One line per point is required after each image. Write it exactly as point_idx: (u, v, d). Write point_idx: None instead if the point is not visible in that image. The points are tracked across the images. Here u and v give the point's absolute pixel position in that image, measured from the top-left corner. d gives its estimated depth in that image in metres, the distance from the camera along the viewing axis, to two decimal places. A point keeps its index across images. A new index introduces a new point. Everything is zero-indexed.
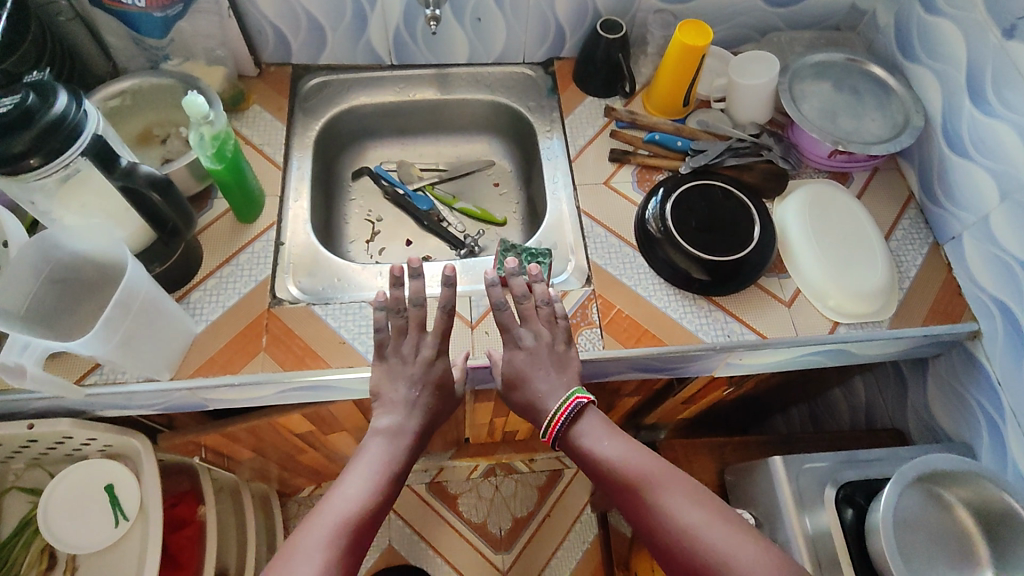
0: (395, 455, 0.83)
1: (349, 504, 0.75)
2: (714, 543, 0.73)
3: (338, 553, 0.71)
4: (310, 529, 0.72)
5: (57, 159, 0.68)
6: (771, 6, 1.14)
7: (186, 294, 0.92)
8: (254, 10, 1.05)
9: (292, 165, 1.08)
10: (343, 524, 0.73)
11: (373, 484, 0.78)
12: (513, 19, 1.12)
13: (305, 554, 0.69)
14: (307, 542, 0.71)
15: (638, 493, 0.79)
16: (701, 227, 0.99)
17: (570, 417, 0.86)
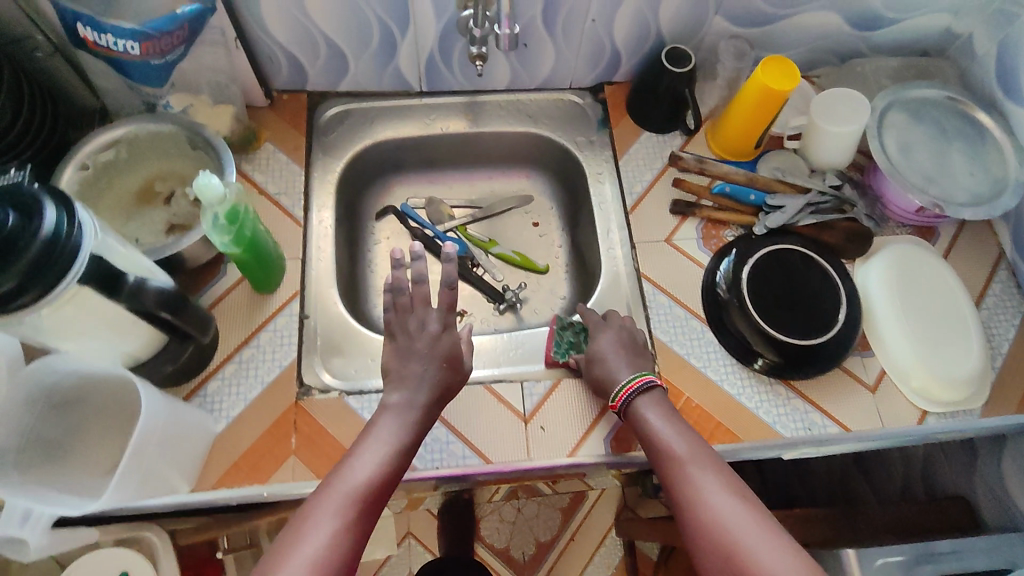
0: (407, 441, 0.72)
1: (356, 486, 0.64)
2: (763, 536, 0.62)
3: (339, 550, 0.59)
4: (315, 511, 0.62)
5: (53, 292, 0.56)
6: (859, 30, 0.99)
7: (192, 396, 0.81)
8: (264, 35, 0.89)
9: (312, 218, 0.95)
10: (349, 510, 0.62)
11: (384, 466, 0.67)
12: (564, 44, 0.96)
13: (304, 550, 0.58)
14: (309, 529, 0.60)
15: (690, 472, 0.69)
16: (781, 301, 0.88)
17: (636, 397, 0.78)
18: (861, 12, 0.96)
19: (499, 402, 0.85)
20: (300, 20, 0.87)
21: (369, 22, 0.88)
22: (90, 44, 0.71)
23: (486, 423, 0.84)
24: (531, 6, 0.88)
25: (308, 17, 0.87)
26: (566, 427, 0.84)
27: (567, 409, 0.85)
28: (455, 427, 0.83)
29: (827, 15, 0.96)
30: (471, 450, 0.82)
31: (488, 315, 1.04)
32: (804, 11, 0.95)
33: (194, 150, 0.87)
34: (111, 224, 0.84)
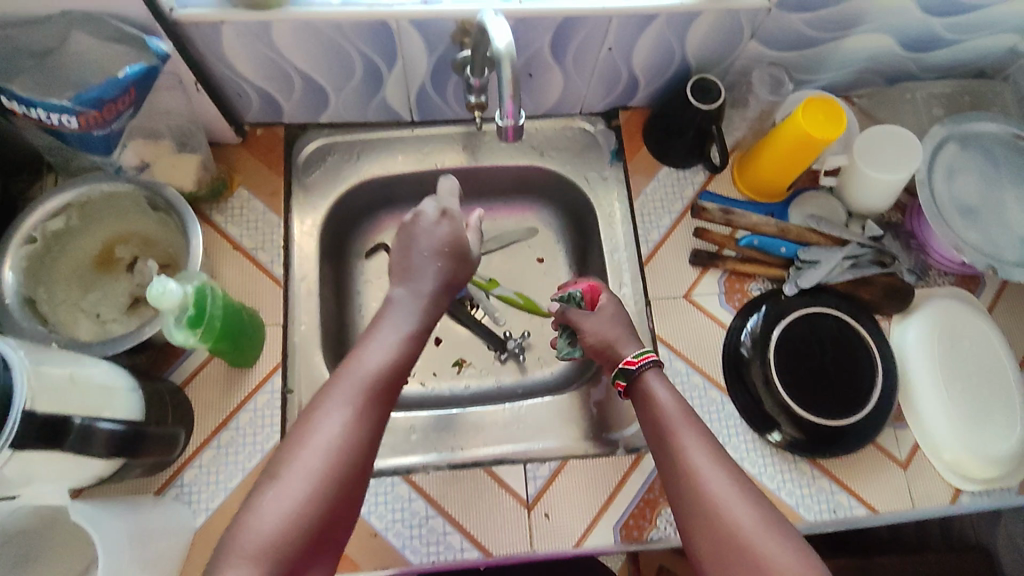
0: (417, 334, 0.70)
1: (367, 376, 0.63)
2: (741, 498, 0.63)
3: (352, 442, 0.59)
4: (329, 396, 0.61)
5: None
6: (912, 52, 0.87)
7: (167, 488, 0.75)
8: (229, 73, 0.77)
9: (294, 274, 0.85)
10: (361, 399, 0.62)
11: (394, 359, 0.66)
12: (574, 72, 0.84)
13: (319, 442, 0.58)
14: (322, 419, 0.59)
15: (682, 431, 0.69)
16: (813, 372, 0.81)
17: (649, 370, 0.75)
18: (916, 34, 0.83)
19: (499, 486, 0.79)
20: (270, 57, 0.75)
21: (351, 58, 0.77)
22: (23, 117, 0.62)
23: (487, 510, 0.78)
24: (538, 37, 0.76)
25: (280, 56, 0.75)
26: (573, 514, 0.78)
27: (574, 494, 0.79)
28: (454, 516, 0.77)
29: (877, 38, 0.83)
30: (471, 542, 0.76)
31: (489, 364, 0.97)
32: (852, 34, 0.82)
33: (154, 210, 0.77)
34: (70, 300, 0.75)
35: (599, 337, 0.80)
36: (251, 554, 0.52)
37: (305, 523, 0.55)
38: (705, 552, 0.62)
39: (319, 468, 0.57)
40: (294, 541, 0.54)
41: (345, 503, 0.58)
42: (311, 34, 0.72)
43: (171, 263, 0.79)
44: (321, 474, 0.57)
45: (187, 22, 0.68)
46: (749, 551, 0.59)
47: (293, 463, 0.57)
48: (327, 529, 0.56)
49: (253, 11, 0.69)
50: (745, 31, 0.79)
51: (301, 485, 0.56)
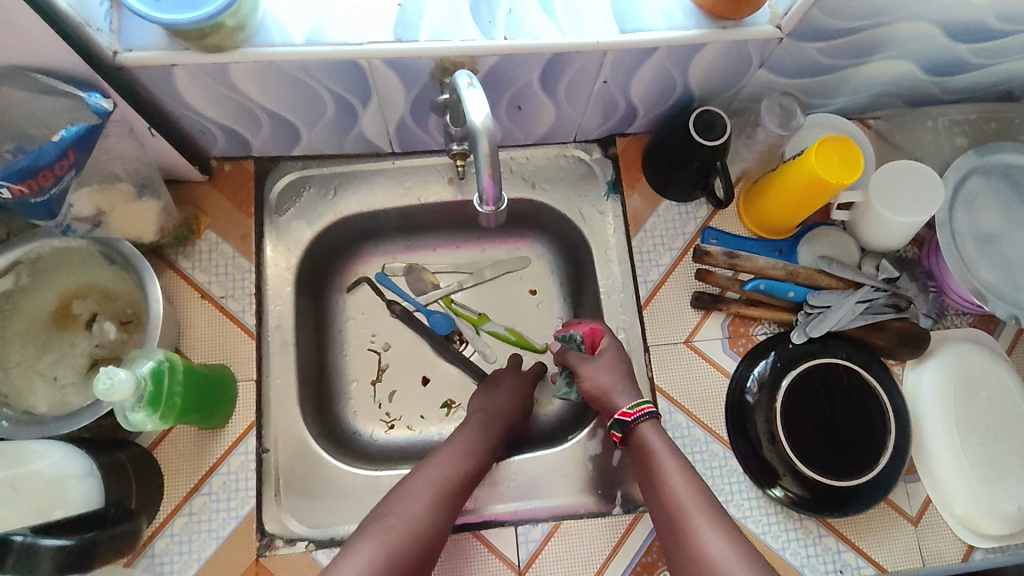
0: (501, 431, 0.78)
1: (455, 467, 0.71)
2: (739, 561, 0.57)
3: (431, 524, 0.65)
4: (406, 490, 0.67)
5: None
6: (934, 76, 0.80)
7: (137, 559, 0.70)
8: (188, 113, 0.71)
9: (268, 322, 0.80)
10: (432, 496, 0.67)
11: (478, 454, 0.74)
12: (566, 104, 0.77)
13: (401, 513, 0.65)
14: (397, 509, 0.65)
15: (679, 486, 0.64)
16: (822, 428, 0.76)
17: (645, 422, 0.69)
18: (941, 59, 0.76)
19: (488, 550, 0.75)
20: (231, 96, 0.68)
21: (319, 94, 0.70)
22: None
23: None
24: (525, 72, 0.69)
25: (241, 94, 0.68)
26: None
27: (568, 558, 0.75)
28: None
29: (898, 63, 0.76)
30: None
31: None
32: (870, 61, 0.75)
33: (112, 262, 0.71)
34: (23, 362, 0.69)
35: (594, 382, 0.74)
36: None
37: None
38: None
39: (399, 534, 0.63)
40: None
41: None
42: (272, 73, 0.65)
43: (133, 320, 0.73)
44: (399, 541, 0.62)
45: (132, 66, 0.61)
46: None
47: (374, 529, 0.63)
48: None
49: (205, 53, 0.61)
50: (753, 60, 0.72)
51: (381, 545, 0.61)
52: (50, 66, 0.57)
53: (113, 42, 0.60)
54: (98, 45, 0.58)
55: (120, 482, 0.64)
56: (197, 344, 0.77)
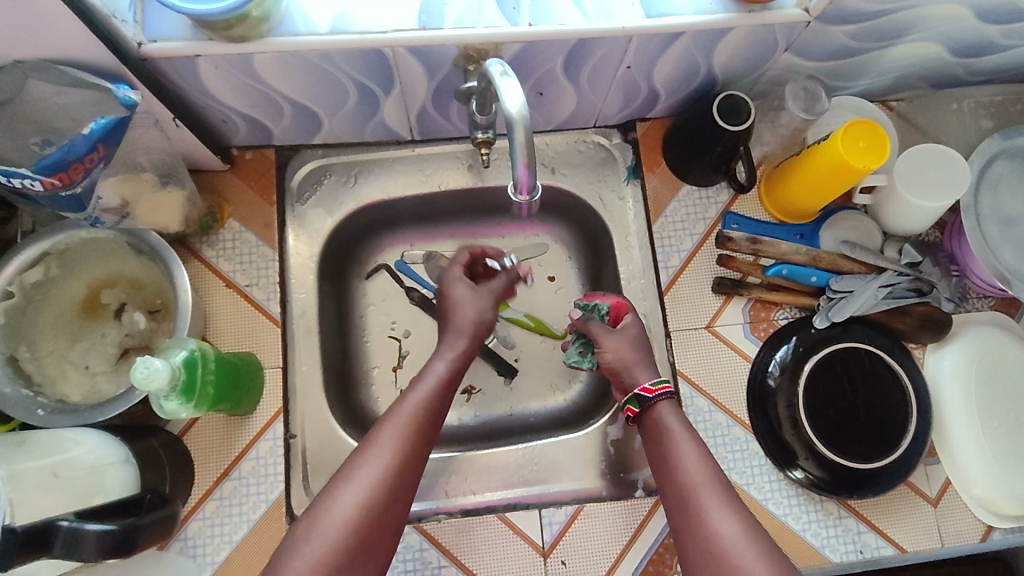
0: (460, 362, 0.70)
1: (412, 412, 0.63)
2: (747, 541, 0.57)
3: (393, 483, 0.58)
4: (371, 437, 0.61)
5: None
6: (960, 58, 0.79)
7: (170, 542, 0.71)
8: (210, 103, 0.71)
9: (292, 310, 0.80)
10: (399, 439, 0.60)
11: (437, 394, 0.65)
12: (588, 89, 0.77)
13: (359, 479, 0.57)
14: (361, 462, 0.59)
15: (689, 464, 0.63)
16: (843, 413, 0.77)
17: (662, 402, 0.68)
18: (968, 41, 0.75)
19: (513, 532, 0.76)
20: (255, 85, 0.68)
21: (342, 82, 0.70)
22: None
23: (500, 559, 0.75)
24: (549, 59, 0.69)
25: (263, 83, 0.68)
26: (590, 561, 0.76)
27: (592, 540, 0.76)
28: (467, 565, 0.75)
29: (925, 45, 0.75)
30: None
31: (499, 391, 0.90)
32: (897, 44, 0.74)
33: (137, 252, 0.72)
34: (55, 352, 0.69)
35: (617, 354, 0.73)
36: None
37: (340, 559, 0.54)
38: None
39: (357, 502, 0.56)
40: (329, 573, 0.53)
41: (380, 540, 0.56)
42: (296, 63, 0.65)
43: (161, 309, 0.74)
44: (357, 510, 0.56)
45: (158, 57, 0.61)
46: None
47: (330, 501, 0.56)
48: (359, 566, 0.55)
49: (231, 43, 0.61)
50: (779, 43, 0.72)
51: (338, 518, 0.55)
52: (77, 59, 0.56)
53: (137, 33, 0.60)
54: (123, 37, 0.58)
55: (154, 469, 0.66)
56: (223, 332, 0.78)
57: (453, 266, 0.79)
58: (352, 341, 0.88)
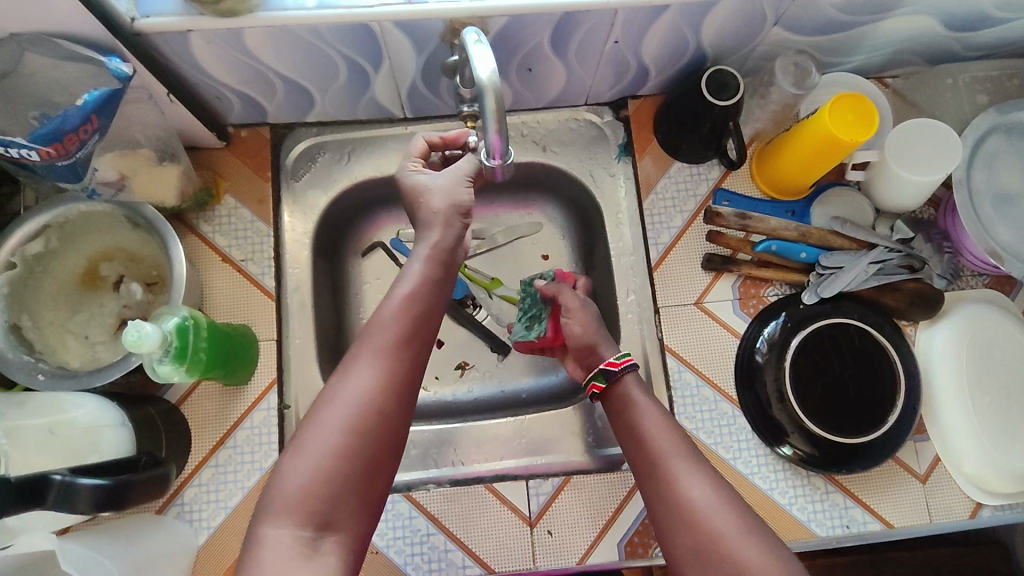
0: (439, 262, 0.65)
1: (391, 329, 0.61)
2: (721, 504, 0.58)
3: (379, 406, 0.57)
4: (355, 358, 0.60)
5: None
6: (955, 32, 0.78)
7: (168, 506, 0.73)
8: (205, 80, 0.72)
9: (286, 285, 0.82)
10: (385, 358, 0.59)
11: (419, 308, 0.63)
12: (577, 65, 0.77)
13: (342, 402, 0.57)
14: (346, 385, 0.58)
15: (660, 434, 0.64)
16: (831, 388, 0.77)
17: (626, 375, 0.70)
18: (962, 14, 0.74)
19: (502, 503, 0.78)
20: (246, 60, 0.70)
21: (332, 58, 0.71)
22: None
23: (488, 528, 0.77)
24: (536, 33, 0.69)
25: (255, 59, 0.69)
26: (576, 531, 0.77)
27: (578, 511, 0.77)
28: (455, 534, 0.77)
29: (918, 19, 0.74)
30: (472, 559, 0.76)
31: (492, 367, 0.92)
32: (888, 18, 0.73)
33: (133, 226, 0.74)
34: (56, 322, 0.72)
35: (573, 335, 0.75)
36: (285, 507, 0.53)
37: (334, 482, 0.54)
38: (682, 559, 0.57)
39: (342, 426, 0.56)
40: (325, 497, 0.54)
41: (377, 463, 0.57)
42: (286, 38, 0.66)
43: (157, 282, 0.76)
44: (344, 436, 0.56)
45: (150, 32, 0.62)
46: (731, 563, 0.55)
47: (315, 426, 0.56)
48: (356, 488, 0.55)
49: (220, 17, 0.62)
50: (768, 17, 0.72)
51: (324, 443, 0.55)
52: (71, 31, 0.58)
53: (130, 8, 0.61)
54: (117, 12, 0.59)
55: (149, 433, 0.68)
56: (219, 304, 0.80)
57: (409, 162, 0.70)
58: (347, 318, 0.90)
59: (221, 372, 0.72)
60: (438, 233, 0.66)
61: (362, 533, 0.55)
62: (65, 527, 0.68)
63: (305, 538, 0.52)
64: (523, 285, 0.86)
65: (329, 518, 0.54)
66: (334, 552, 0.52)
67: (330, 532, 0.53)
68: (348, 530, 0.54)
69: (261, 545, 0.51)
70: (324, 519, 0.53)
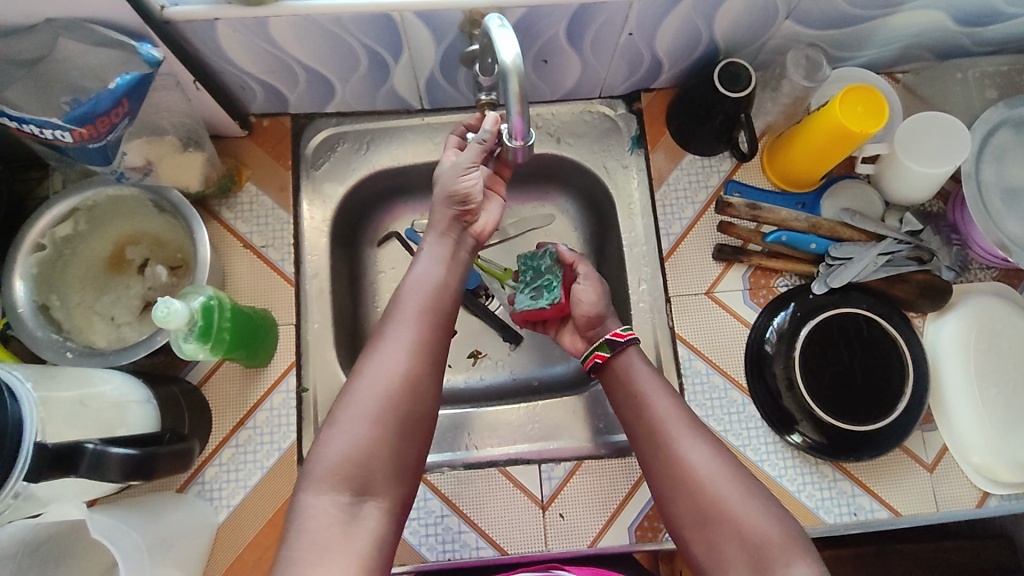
0: (457, 241, 0.69)
1: (416, 307, 0.64)
2: (719, 466, 0.61)
3: (412, 376, 0.60)
4: (384, 333, 0.63)
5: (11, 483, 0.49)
6: (965, 27, 0.79)
7: (189, 484, 0.75)
8: (229, 68, 0.74)
9: (305, 271, 0.84)
10: (415, 331, 0.63)
11: (441, 286, 0.66)
12: (592, 57, 0.79)
13: (376, 373, 0.59)
14: (378, 358, 0.60)
15: (662, 405, 0.67)
16: (840, 377, 0.78)
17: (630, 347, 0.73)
18: (971, 8, 0.75)
19: (514, 486, 0.79)
20: (270, 50, 0.72)
21: (353, 48, 0.73)
22: (23, 133, 0.62)
23: (500, 511, 0.78)
24: (553, 24, 0.71)
25: (279, 48, 0.71)
26: (587, 515, 0.78)
27: (589, 495, 0.79)
28: (468, 516, 0.78)
29: (927, 13, 0.76)
30: (485, 540, 0.77)
31: (504, 356, 0.93)
32: (899, 12, 0.75)
33: (159, 210, 0.76)
34: (83, 303, 0.74)
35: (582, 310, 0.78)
36: (324, 476, 0.55)
37: (372, 450, 0.57)
38: (684, 521, 0.61)
39: (377, 396, 0.58)
40: (362, 465, 0.56)
41: (411, 433, 0.59)
42: (309, 27, 0.68)
43: (181, 265, 0.78)
44: (378, 406, 0.58)
45: (179, 20, 0.64)
46: (731, 521, 0.58)
47: (351, 396, 0.59)
48: (393, 457, 0.58)
49: (247, 6, 0.64)
50: (780, 10, 0.73)
51: (361, 414, 0.58)
52: (105, 18, 0.60)
53: None
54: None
55: (173, 411, 0.69)
56: (240, 289, 0.82)
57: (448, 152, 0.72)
58: (363, 305, 0.92)
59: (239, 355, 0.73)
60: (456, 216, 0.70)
61: (401, 498, 0.58)
62: (91, 500, 0.69)
63: (346, 504, 0.54)
64: (524, 256, 0.84)
65: (368, 484, 0.56)
66: (375, 518, 0.55)
67: (370, 498, 0.56)
68: (388, 495, 0.57)
69: (304, 514, 0.54)
70: (363, 485, 0.56)
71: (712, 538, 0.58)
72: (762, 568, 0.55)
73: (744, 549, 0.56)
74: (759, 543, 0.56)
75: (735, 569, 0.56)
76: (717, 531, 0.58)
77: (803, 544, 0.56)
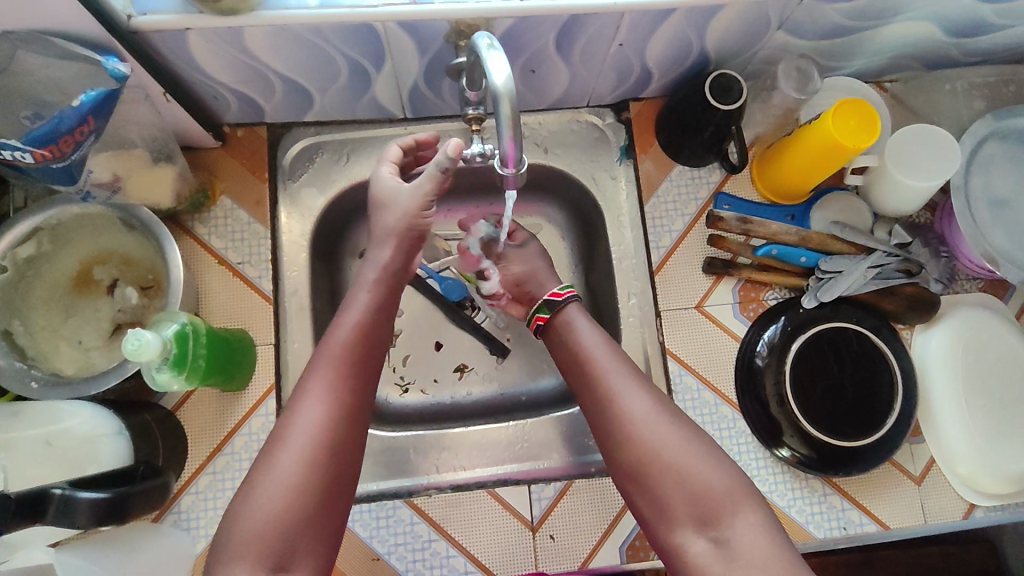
0: (382, 290, 0.67)
1: (339, 365, 0.61)
2: (660, 417, 0.62)
3: (330, 440, 0.58)
4: (304, 392, 0.60)
5: None
6: (955, 38, 0.78)
7: (165, 514, 0.72)
8: (201, 78, 0.71)
9: (284, 289, 0.80)
10: (337, 391, 0.60)
11: (366, 341, 0.64)
12: (580, 67, 0.76)
13: (294, 439, 0.57)
14: (296, 422, 0.58)
15: (601, 361, 0.67)
16: (831, 390, 0.78)
17: (568, 304, 0.73)
18: (963, 20, 0.75)
19: (504, 507, 0.77)
20: (244, 59, 0.68)
21: (333, 58, 0.70)
22: None
23: (488, 533, 0.76)
24: (540, 35, 0.68)
25: (254, 58, 0.68)
26: (579, 536, 0.77)
27: (579, 515, 0.77)
28: (457, 540, 0.76)
29: (919, 25, 0.75)
30: (474, 564, 0.76)
31: (490, 370, 0.91)
32: (891, 23, 0.74)
33: (127, 228, 0.72)
34: (48, 326, 0.70)
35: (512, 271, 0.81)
36: (239, 553, 0.52)
37: (288, 522, 0.54)
38: (625, 475, 0.62)
39: (294, 462, 0.56)
40: (280, 538, 0.53)
41: (333, 495, 0.57)
42: (286, 37, 0.65)
43: (151, 284, 0.74)
44: (297, 474, 0.55)
45: (147, 30, 0.61)
46: (674, 469, 0.59)
47: (270, 462, 0.56)
48: (313, 527, 0.55)
49: (220, 16, 0.61)
50: (772, 22, 0.72)
51: (278, 485, 0.55)
52: (67, 29, 0.56)
53: (126, 6, 0.60)
54: (113, 10, 0.58)
55: (146, 440, 0.66)
56: (216, 308, 0.78)
57: (382, 166, 0.71)
58: None
59: (209, 378, 0.68)
60: (388, 257, 0.68)
61: (322, 568, 0.55)
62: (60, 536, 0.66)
63: None
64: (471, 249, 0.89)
65: (286, 559, 0.53)
66: None
67: (286, 573, 0.53)
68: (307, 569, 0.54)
69: None
70: (282, 560, 0.53)
71: (653, 489, 0.60)
72: (707, 519, 0.57)
73: (688, 499, 0.58)
74: (702, 494, 0.58)
75: (680, 521, 0.58)
76: (658, 480, 0.59)
77: (749, 489, 0.58)
